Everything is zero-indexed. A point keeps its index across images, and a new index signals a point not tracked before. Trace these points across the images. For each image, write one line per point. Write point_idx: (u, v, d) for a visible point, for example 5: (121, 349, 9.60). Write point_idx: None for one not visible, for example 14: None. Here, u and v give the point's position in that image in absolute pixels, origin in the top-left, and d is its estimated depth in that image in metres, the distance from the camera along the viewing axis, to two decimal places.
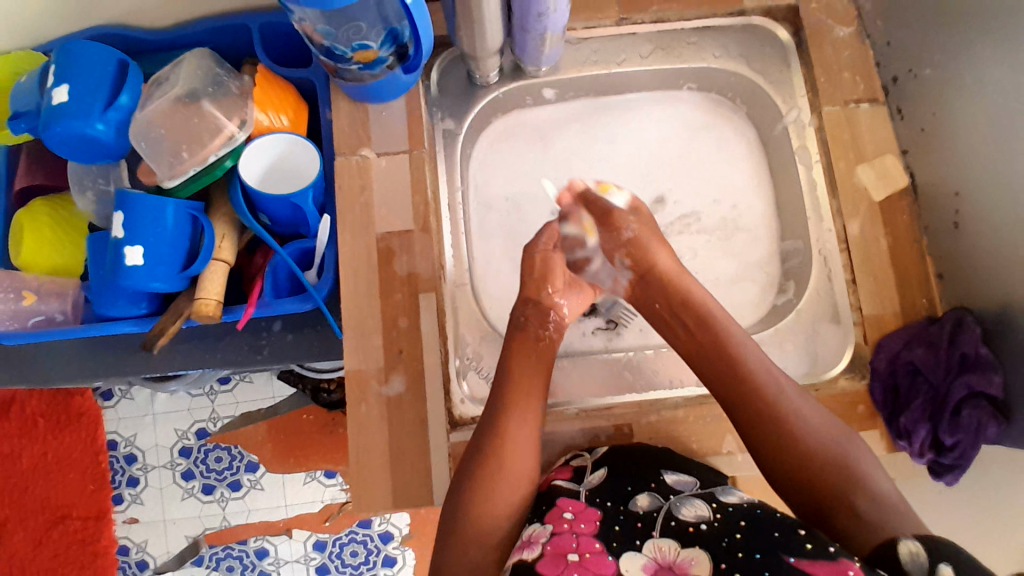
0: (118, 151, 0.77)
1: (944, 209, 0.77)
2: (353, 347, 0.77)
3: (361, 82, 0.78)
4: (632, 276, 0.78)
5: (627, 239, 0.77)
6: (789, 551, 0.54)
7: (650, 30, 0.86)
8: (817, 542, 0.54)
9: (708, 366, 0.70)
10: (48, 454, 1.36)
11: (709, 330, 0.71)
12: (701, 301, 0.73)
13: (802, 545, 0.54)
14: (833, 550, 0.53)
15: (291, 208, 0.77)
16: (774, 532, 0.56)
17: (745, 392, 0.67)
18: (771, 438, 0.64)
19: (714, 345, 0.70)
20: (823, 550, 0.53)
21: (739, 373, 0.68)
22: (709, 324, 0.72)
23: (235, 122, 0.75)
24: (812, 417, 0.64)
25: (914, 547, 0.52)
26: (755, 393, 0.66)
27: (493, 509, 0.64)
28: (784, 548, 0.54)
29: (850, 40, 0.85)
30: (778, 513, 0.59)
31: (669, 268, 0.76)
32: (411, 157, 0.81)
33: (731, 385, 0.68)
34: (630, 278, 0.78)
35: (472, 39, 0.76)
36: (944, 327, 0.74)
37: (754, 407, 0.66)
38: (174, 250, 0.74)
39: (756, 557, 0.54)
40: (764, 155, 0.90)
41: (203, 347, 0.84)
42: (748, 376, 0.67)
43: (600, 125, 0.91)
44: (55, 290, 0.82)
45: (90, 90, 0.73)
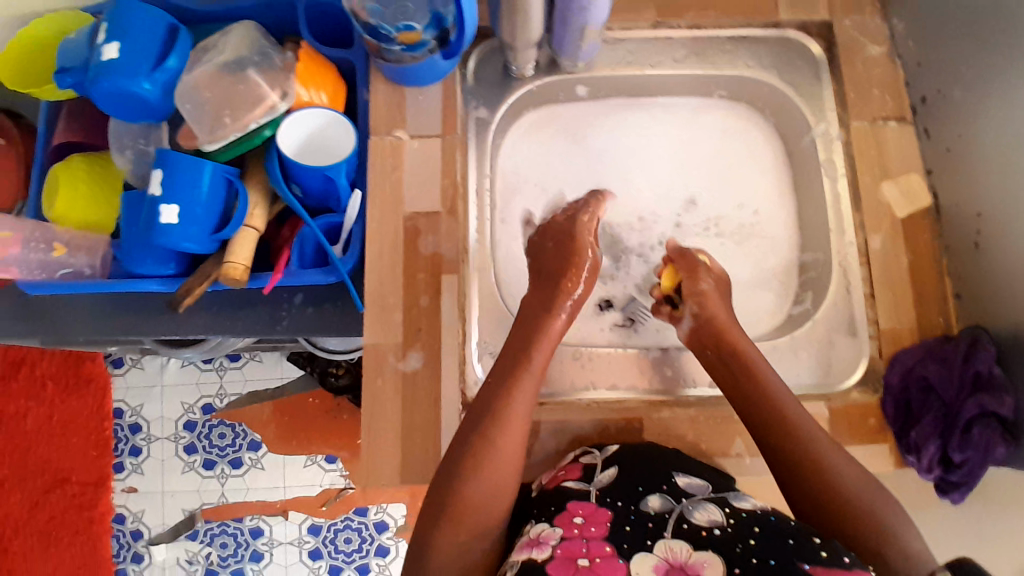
0: (160, 112, 0.79)
1: (965, 228, 0.78)
2: (373, 321, 0.78)
3: (401, 64, 0.79)
4: (691, 323, 0.76)
5: (703, 289, 0.77)
6: (805, 559, 0.54)
7: (685, 36, 0.88)
8: (832, 551, 0.55)
9: (735, 388, 0.71)
10: (54, 416, 1.37)
11: (738, 357, 0.72)
12: (735, 334, 0.74)
13: (818, 552, 0.55)
14: (848, 560, 0.54)
15: (324, 181, 0.78)
16: (789, 539, 0.57)
17: (771, 411, 0.68)
18: (789, 454, 0.66)
19: (734, 357, 0.72)
20: (838, 559, 0.54)
21: (758, 391, 0.69)
22: (724, 340, 0.73)
23: (277, 92, 0.77)
24: (813, 427, 0.67)
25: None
26: (781, 411, 0.68)
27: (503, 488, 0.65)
28: (800, 555, 0.55)
29: (881, 59, 0.86)
30: (791, 521, 0.60)
31: (725, 321, 0.75)
32: (443, 142, 0.83)
33: (756, 404, 0.69)
34: (688, 324, 0.77)
35: (513, 30, 0.78)
36: (959, 345, 0.74)
37: (769, 425, 0.67)
38: (208, 212, 0.76)
39: (771, 562, 0.54)
40: (789, 167, 0.91)
41: (225, 313, 0.85)
42: (775, 397, 0.69)
43: (630, 125, 0.92)
44: (86, 245, 0.84)
45: (140, 49, 0.75)
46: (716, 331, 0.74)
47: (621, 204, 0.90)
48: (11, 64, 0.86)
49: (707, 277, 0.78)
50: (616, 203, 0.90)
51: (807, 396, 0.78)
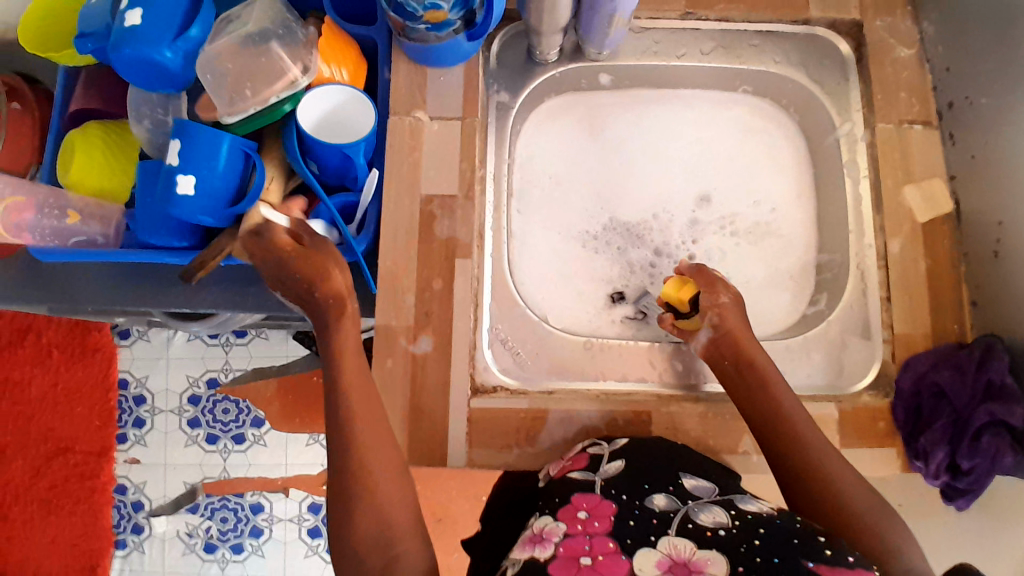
0: (181, 80, 0.78)
1: (986, 235, 0.77)
2: (385, 302, 0.78)
3: (426, 44, 0.78)
4: (710, 334, 0.75)
5: (724, 302, 0.76)
6: (808, 556, 0.53)
7: (713, 28, 0.87)
8: (837, 550, 0.54)
9: (746, 401, 0.71)
10: (59, 386, 1.38)
11: (749, 366, 0.72)
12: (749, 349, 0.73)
13: (823, 551, 0.54)
14: (852, 560, 0.53)
15: (341, 157, 0.78)
16: (793, 538, 0.56)
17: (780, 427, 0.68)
18: (796, 462, 0.65)
19: (746, 361, 0.72)
20: (842, 558, 0.53)
21: (770, 397, 0.70)
22: (734, 341, 0.74)
23: (299, 67, 0.76)
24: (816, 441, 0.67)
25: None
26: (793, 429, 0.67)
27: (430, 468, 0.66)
28: (803, 552, 0.54)
29: (911, 60, 0.85)
30: (798, 521, 0.59)
31: (737, 327, 0.75)
32: (463, 125, 0.82)
33: (769, 418, 0.69)
34: (708, 335, 0.76)
35: (539, 13, 0.77)
36: (973, 353, 0.74)
37: (780, 433, 0.67)
38: (225, 185, 0.75)
39: (775, 560, 0.53)
40: (810, 167, 0.90)
41: (236, 287, 0.85)
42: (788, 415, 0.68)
43: (652, 116, 0.92)
44: (99, 213, 0.83)
45: (163, 16, 0.74)
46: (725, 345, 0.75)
47: (637, 198, 0.89)
48: (31, 27, 0.86)
49: (726, 291, 0.78)
50: (631, 196, 0.90)
51: (817, 396, 0.78)
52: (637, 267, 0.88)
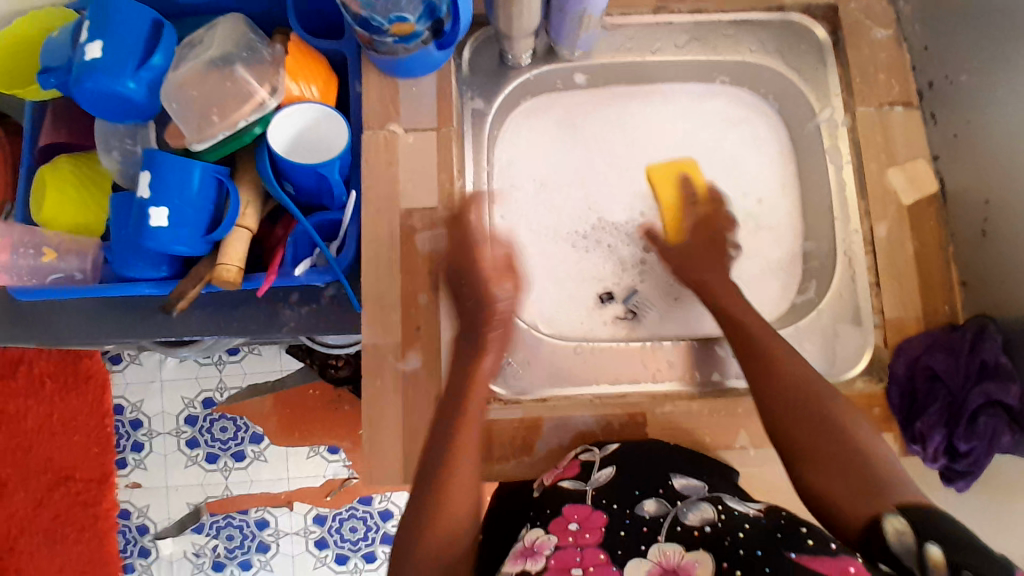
0: (148, 112, 0.77)
1: (972, 215, 0.77)
2: (371, 322, 0.77)
3: (395, 56, 0.76)
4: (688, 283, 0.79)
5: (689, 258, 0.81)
6: (791, 547, 0.57)
7: (687, 20, 0.86)
8: (819, 539, 0.57)
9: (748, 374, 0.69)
10: (54, 415, 1.37)
11: (755, 349, 0.70)
12: (756, 331, 0.71)
13: (804, 541, 0.57)
14: (834, 547, 0.56)
15: (316, 177, 0.76)
16: (777, 533, 0.59)
17: (800, 413, 0.63)
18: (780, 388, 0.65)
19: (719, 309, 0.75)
20: (824, 546, 0.56)
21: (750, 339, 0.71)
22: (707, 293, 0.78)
23: (267, 89, 0.75)
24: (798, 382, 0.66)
25: (902, 527, 0.51)
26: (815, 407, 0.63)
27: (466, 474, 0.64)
28: (787, 545, 0.57)
29: (888, 41, 0.84)
30: (785, 516, 0.62)
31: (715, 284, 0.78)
32: (439, 135, 0.81)
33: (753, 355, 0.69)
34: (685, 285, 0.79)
35: (509, 18, 0.75)
36: (966, 334, 0.73)
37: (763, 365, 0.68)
38: (198, 213, 0.74)
39: (759, 553, 0.57)
40: (793, 154, 0.89)
41: (220, 314, 0.83)
42: (818, 392, 0.64)
43: (630, 112, 0.90)
44: (75, 248, 0.82)
45: (125, 46, 0.72)
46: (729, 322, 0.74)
47: (621, 197, 0.89)
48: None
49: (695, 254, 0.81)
50: (616, 195, 0.89)
51: None
52: (625, 265, 0.87)
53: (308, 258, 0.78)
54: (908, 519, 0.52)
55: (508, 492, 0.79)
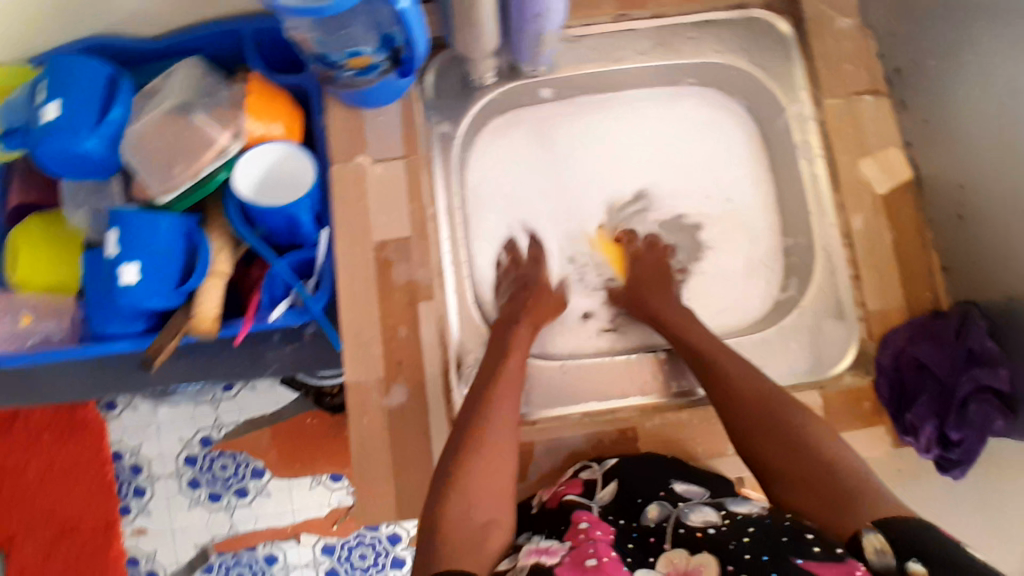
0: (111, 166, 0.75)
1: (949, 200, 0.76)
2: (353, 359, 0.76)
3: (355, 88, 0.76)
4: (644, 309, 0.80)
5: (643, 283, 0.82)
6: (796, 553, 0.52)
7: (649, 25, 0.85)
8: (825, 544, 0.53)
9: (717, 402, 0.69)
10: (54, 466, 1.32)
11: (714, 375, 0.70)
12: (722, 359, 0.71)
13: (811, 547, 0.52)
14: (841, 551, 0.52)
15: (286, 220, 0.75)
16: (783, 536, 0.55)
17: (770, 441, 0.63)
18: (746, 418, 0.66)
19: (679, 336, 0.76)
20: (831, 552, 0.52)
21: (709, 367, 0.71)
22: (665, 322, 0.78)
23: (228, 134, 0.74)
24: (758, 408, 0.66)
25: (880, 544, 0.50)
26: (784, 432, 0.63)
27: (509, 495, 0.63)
28: (792, 550, 0.53)
29: (852, 30, 0.83)
30: (789, 518, 0.57)
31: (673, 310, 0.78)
32: (407, 164, 0.80)
33: (714, 386, 0.70)
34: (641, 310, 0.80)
35: (467, 42, 0.74)
36: (950, 321, 0.73)
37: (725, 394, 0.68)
38: (169, 267, 0.73)
39: (765, 558, 0.53)
40: (764, 149, 0.88)
41: (201, 362, 0.83)
42: (789, 417, 0.64)
43: (598, 123, 0.90)
44: (52, 308, 0.81)
45: (80, 104, 0.71)
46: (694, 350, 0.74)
47: (598, 208, 0.88)
48: None
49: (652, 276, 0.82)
50: (592, 207, 0.88)
51: (799, 387, 0.77)
52: (606, 281, 0.87)
53: (285, 301, 0.79)
54: (885, 536, 0.51)
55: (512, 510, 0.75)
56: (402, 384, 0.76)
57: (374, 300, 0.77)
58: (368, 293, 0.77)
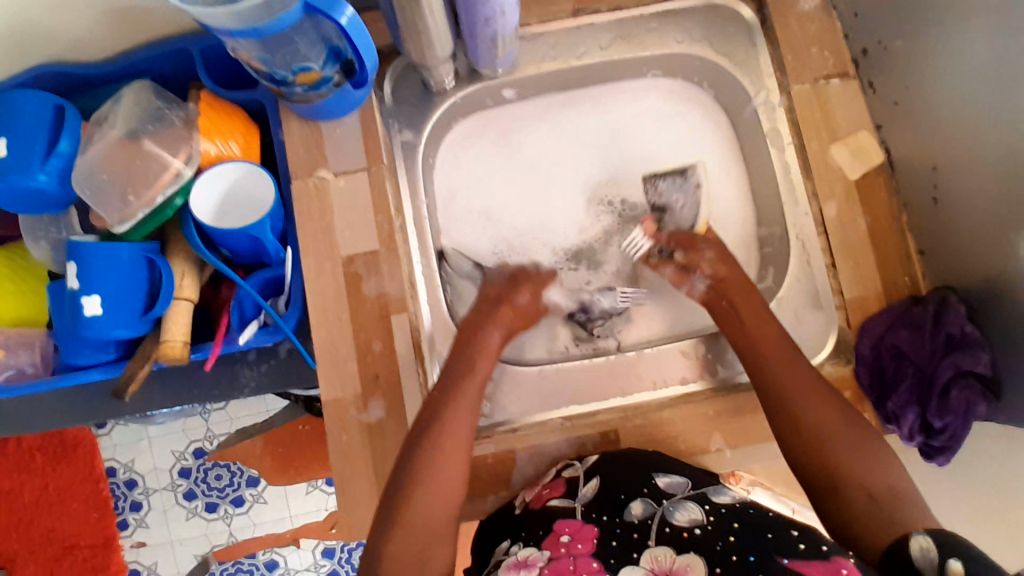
0: (65, 199, 0.75)
1: (923, 183, 0.74)
2: (328, 376, 0.75)
3: (309, 102, 0.75)
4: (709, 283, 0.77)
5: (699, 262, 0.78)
6: (784, 553, 0.58)
7: (608, 19, 0.84)
8: (810, 543, 0.59)
9: (767, 391, 0.67)
10: (49, 486, 1.30)
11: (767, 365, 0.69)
12: (762, 338, 0.71)
13: (795, 545, 0.59)
14: (825, 549, 0.58)
15: (250, 240, 0.74)
16: (767, 534, 0.61)
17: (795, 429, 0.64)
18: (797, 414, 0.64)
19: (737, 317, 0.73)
20: (816, 550, 0.58)
21: (763, 358, 0.69)
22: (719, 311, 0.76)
23: (181, 157, 0.73)
24: (820, 404, 0.64)
25: (925, 543, 0.49)
26: (813, 420, 0.63)
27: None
28: (778, 549, 0.58)
29: (816, 12, 0.81)
30: (767, 513, 0.64)
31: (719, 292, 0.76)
32: (370, 175, 0.79)
33: (768, 376, 0.68)
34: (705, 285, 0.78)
35: (420, 49, 0.73)
36: (928, 308, 0.71)
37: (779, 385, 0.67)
38: (132, 296, 0.72)
39: (751, 559, 0.58)
40: (735, 138, 0.87)
41: (177, 386, 0.82)
42: (846, 425, 0.62)
43: (562, 121, 0.88)
44: (23, 342, 0.80)
45: (29, 140, 0.71)
46: (749, 339, 0.71)
47: (570, 207, 0.87)
48: None
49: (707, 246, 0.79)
50: (564, 207, 0.87)
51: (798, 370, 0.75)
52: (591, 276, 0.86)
53: (255, 321, 0.77)
54: (933, 537, 0.50)
55: (493, 515, 0.74)
56: (378, 400, 0.75)
57: (347, 315, 0.76)
58: (339, 308, 0.76)
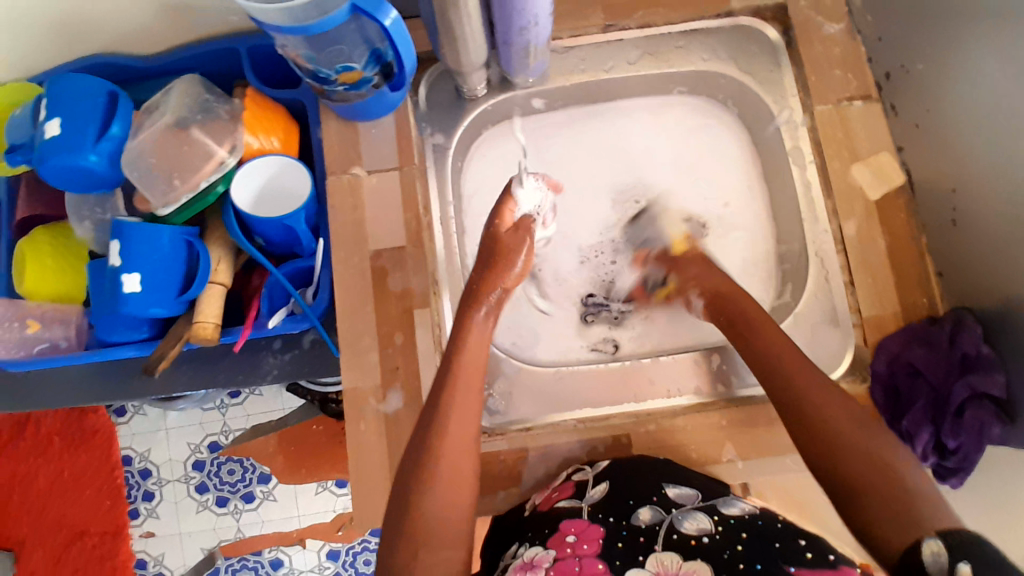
0: (112, 180, 0.78)
1: (942, 205, 0.75)
2: (349, 365, 0.77)
3: (349, 102, 0.78)
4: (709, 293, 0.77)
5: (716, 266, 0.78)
6: (790, 561, 0.57)
7: (637, 35, 0.87)
8: (816, 551, 0.58)
9: (776, 392, 0.65)
10: (64, 472, 1.30)
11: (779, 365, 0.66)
12: (772, 355, 0.68)
13: (802, 554, 0.57)
14: (832, 558, 0.57)
15: (283, 229, 0.77)
16: (775, 542, 0.59)
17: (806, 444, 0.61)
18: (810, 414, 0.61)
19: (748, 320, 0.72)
20: (823, 558, 0.57)
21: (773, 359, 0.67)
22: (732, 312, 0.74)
23: (226, 148, 0.76)
24: (834, 402, 0.61)
25: (936, 546, 0.48)
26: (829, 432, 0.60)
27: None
28: (785, 557, 0.57)
29: (841, 36, 0.84)
30: (777, 522, 0.62)
31: (733, 293, 0.75)
32: (401, 174, 0.82)
33: (778, 377, 0.66)
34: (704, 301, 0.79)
35: (456, 55, 0.76)
36: (944, 327, 0.72)
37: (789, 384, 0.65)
38: (169, 276, 0.75)
39: (758, 567, 0.56)
40: (757, 156, 0.89)
41: (202, 369, 0.84)
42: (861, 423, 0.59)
43: (594, 129, 0.92)
44: (58, 317, 0.84)
45: (81, 122, 0.74)
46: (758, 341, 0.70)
47: (596, 216, 0.90)
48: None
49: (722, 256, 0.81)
50: (593, 213, 0.90)
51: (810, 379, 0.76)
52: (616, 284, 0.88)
53: (283, 308, 0.80)
54: (945, 541, 0.48)
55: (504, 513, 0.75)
56: (396, 390, 0.77)
57: (372, 306, 0.79)
58: (364, 299, 0.79)
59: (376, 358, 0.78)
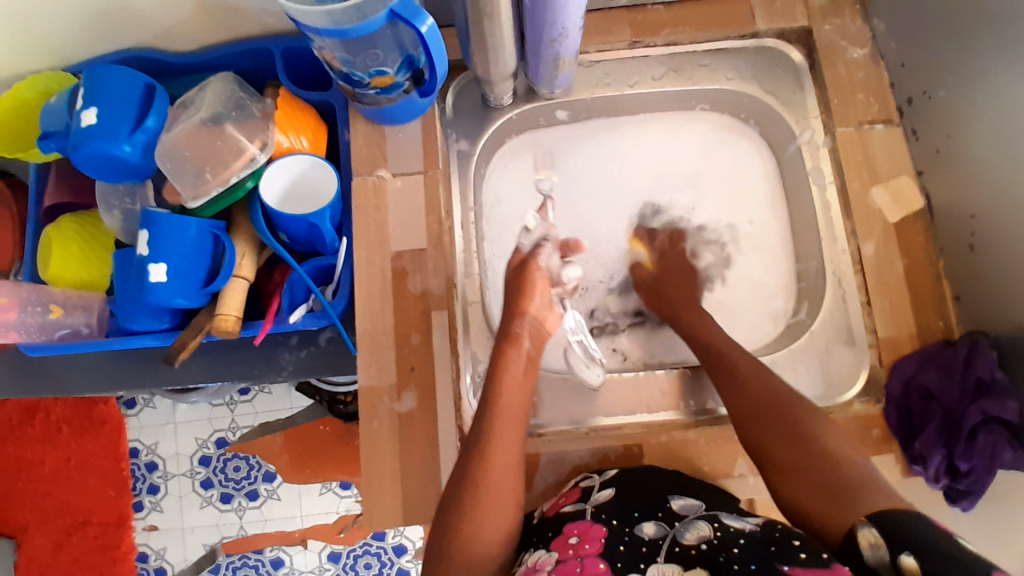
0: (144, 171, 0.80)
1: (959, 229, 0.76)
2: (365, 363, 0.78)
3: (378, 105, 0.80)
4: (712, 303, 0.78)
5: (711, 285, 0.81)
6: (784, 560, 0.54)
7: (662, 52, 0.88)
8: (811, 551, 0.55)
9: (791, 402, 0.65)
10: (71, 460, 1.30)
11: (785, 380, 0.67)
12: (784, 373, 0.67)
13: (797, 554, 0.55)
14: (826, 556, 0.53)
15: (308, 227, 0.78)
16: (771, 546, 0.57)
17: (808, 452, 0.61)
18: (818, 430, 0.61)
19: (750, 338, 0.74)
20: (817, 558, 0.54)
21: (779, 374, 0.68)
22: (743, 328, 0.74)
23: (256, 144, 0.78)
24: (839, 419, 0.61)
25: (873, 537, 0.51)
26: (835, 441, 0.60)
27: (496, 503, 0.63)
28: (778, 557, 0.55)
29: (864, 60, 0.85)
30: (779, 527, 0.60)
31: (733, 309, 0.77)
32: (425, 178, 0.83)
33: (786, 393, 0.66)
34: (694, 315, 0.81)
35: (486, 63, 0.77)
36: (959, 350, 0.71)
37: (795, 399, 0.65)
38: (195, 266, 0.77)
39: (752, 568, 0.55)
40: (777, 175, 0.90)
41: (221, 362, 0.85)
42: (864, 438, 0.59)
43: (613, 142, 0.93)
44: (81, 304, 0.85)
45: (118, 113, 0.76)
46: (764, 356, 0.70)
47: (614, 234, 0.90)
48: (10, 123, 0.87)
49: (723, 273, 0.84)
50: (607, 223, 0.91)
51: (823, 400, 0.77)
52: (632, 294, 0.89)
53: (304, 304, 0.81)
54: (880, 530, 0.51)
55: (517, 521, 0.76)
56: (411, 389, 0.77)
57: (392, 306, 0.80)
58: (383, 298, 0.80)
59: (391, 357, 0.78)
